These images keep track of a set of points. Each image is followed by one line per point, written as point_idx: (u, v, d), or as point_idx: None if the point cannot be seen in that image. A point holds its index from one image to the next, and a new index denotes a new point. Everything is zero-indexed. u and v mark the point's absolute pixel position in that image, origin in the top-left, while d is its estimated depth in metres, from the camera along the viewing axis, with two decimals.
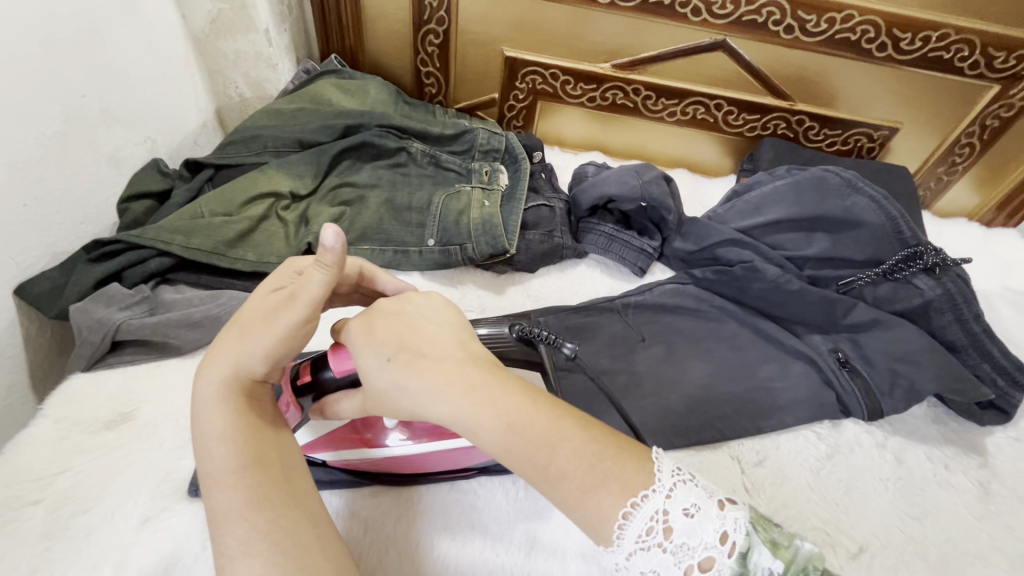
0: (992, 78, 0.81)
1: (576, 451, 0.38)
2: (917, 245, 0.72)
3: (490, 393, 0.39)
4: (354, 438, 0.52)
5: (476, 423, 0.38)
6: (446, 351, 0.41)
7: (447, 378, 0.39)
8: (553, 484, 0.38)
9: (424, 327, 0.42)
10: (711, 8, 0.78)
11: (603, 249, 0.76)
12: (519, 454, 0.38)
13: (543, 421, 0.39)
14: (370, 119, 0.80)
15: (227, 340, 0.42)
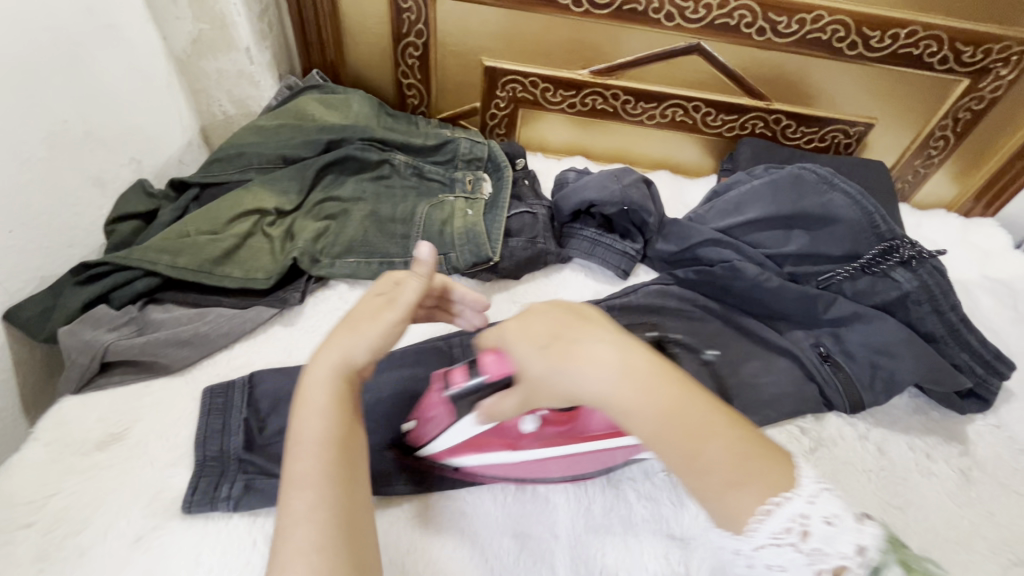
0: (961, 72, 0.83)
1: (725, 447, 0.41)
2: (893, 239, 0.73)
3: (649, 381, 0.42)
4: (497, 444, 0.53)
5: (635, 407, 0.42)
6: (601, 342, 0.44)
7: (614, 367, 0.43)
8: (697, 472, 0.40)
9: (582, 322, 0.47)
10: (683, 13, 0.80)
11: (587, 253, 0.78)
12: (672, 442, 0.41)
13: (692, 415, 0.42)
14: (352, 133, 0.81)
15: (339, 332, 0.47)
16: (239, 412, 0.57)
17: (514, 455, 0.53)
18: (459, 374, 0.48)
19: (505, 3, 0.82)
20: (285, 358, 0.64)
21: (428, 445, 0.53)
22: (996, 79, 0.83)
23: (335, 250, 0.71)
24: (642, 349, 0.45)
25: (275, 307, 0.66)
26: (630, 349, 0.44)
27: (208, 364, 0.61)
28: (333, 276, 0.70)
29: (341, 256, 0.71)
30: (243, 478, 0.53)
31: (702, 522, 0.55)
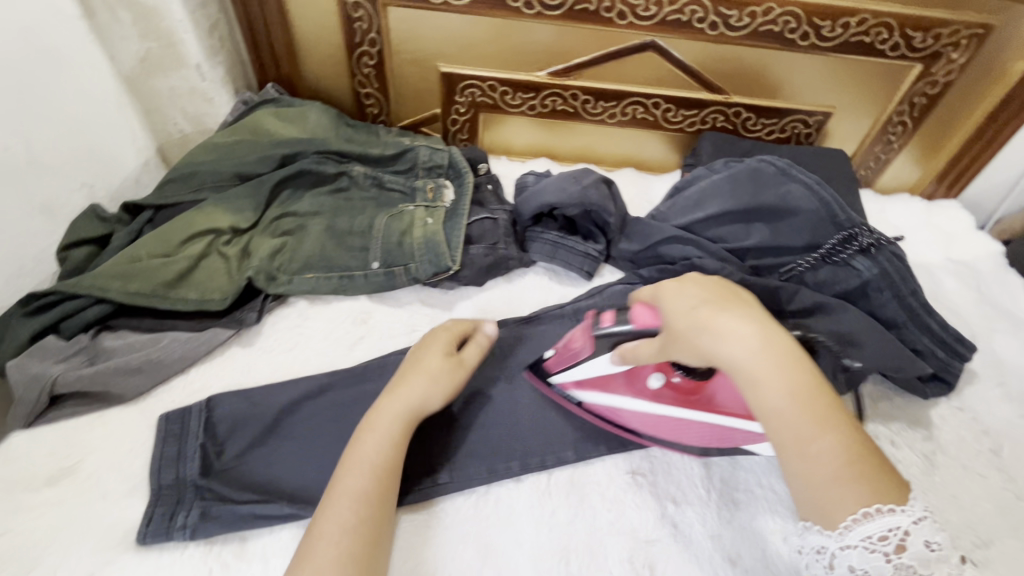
0: (913, 58, 0.83)
1: (837, 444, 0.44)
2: (853, 227, 0.72)
3: (785, 363, 0.45)
4: (622, 389, 0.58)
5: (766, 384, 0.45)
6: (748, 315, 0.47)
7: (756, 340, 0.46)
8: (807, 457, 0.44)
9: (730, 299, 0.49)
10: (635, 11, 0.80)
11: (549, 256, 0.77)
12: (793, 424, 0.45)
13: (820, 408, 0.45)
14: (307, 146, 0.80)
15: (415, 378, 0.55)
16: (195, 438, 0.56)
17: (636, 406, 0.57)
18: (610, 314, 0.56)
19: (456, 8, 0.81)
20: (243, 380, 0.63)
21: (560, 372, 0.60)
22: (948, 63, 0.84)
23: (293, 266, 0.70)
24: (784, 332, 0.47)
25: (232, 328, 0.66)
26: (776, 328, 0.47)
27: (162, 391, 0.60)
28: (291, 293, 0.70)
29: (299, 272, 0.70)
30: (200, 505, 0.52)
31: (667, 522, 0.55)
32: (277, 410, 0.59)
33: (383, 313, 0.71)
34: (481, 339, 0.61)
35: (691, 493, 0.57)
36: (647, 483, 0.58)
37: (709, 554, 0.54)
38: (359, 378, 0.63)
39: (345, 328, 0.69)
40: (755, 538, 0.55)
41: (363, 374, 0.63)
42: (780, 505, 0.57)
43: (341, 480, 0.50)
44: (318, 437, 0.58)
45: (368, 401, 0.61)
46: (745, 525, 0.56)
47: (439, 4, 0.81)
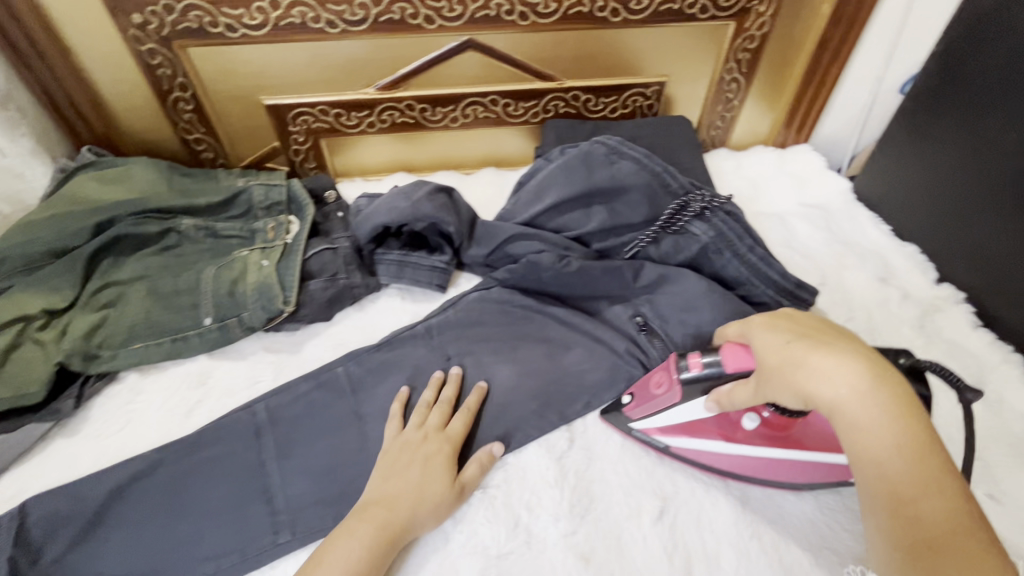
0: (725, 17, 0.85)
1: (938, 509, 0.38)
2: (685, 194, 0.74)
3: (888, 406, 0.41)
4: (714, 432, 0.57)
5: (864, 428, 0.41)
6: (851, 350, 0.44)
7: (856, 378, 0.42)
8: (902, 518, 0.38)
9: (836, 338, 0.45)
10: (441, 14, 0.78)
11: (396, 276, 0.75)
12: (890, 477, 0.40)
13: (929, 468, 0.39)
14: (122, 208, 0.75)
15: (409, 495, 0.53)
16: (1, 553, 0.51)
17: (732, 449, 0.56)
18: (695, 358, 0.53)
19: (257, 39, 0.78)
20: (65, 475, 0.58)
21: (642, 419, 0.59)
22: (758, 17, 0.86)
23: (117, 339, 0.66)
24: (898, 377, 0.42)
25: (48, 421, 0.61)
26: (885, 369, 0.42)
27: None
28: (117, 368, 0.66)
29: (125, 343, 0.66)
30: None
31: (520, 531, 0.54)
32: (97, 505, 0.55)
33: (224, 369, 0.68)
34: (484, 457, 0.58)
35: (545, 496, 0.57)
36: (499, 495, 0.57)
37: (563, 555, 0.53)
38: (193, 446, 0.60)
39: (183, 394, 0.65)
40: (608, 532, 0.54)
41: (197, 441, 0.60)
42: (634, 487, 0.57)
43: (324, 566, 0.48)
44: (150, 522, 0.55)
45: (205, 468, 0.58)
46: (600, 518, 0.55)
47: (238, 37, 0.77)
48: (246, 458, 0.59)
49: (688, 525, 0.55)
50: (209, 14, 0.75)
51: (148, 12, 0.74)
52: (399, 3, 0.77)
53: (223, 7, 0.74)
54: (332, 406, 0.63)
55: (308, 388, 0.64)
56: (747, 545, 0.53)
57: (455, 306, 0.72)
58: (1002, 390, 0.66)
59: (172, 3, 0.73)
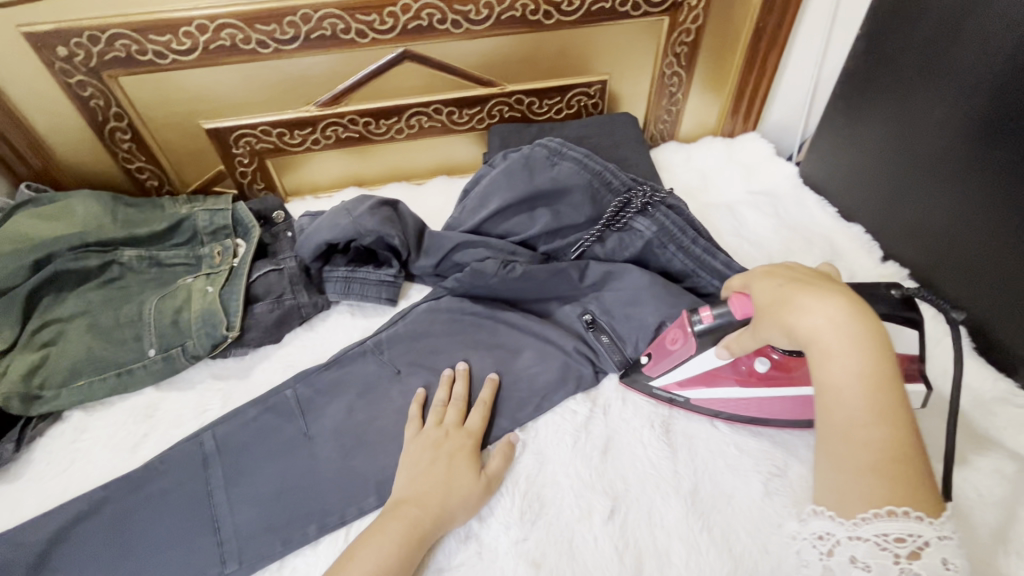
0: (658, 12, 0.86)
1: (883, 437, 0.42)
2: (627, 190, 0.74)
3: (862, 342, 0.43)
4: (730, 379, 0.60)
5: (836, 359, 0.43)
6: (841, 291, 0.46)
7: (838, 313, 0.44)
8: (851, 441, 0.43)
9: (830, 282, 0.48)
10: (373, 27, 0.78)
11: (344, 292, 0.74)
12: (850, 406, 0.43)
13: (887, 401, 0.43)
14: (60, 243, 0.73)
15: (443, 484, 0.54)
16: None
17: (750, 392, 0.59)
18: (706, 311, 0.55)
19: (189, 64, 0.77)
20: (8, 521, 0.57)
21: (662, 374, 0.62)
22: (691, 10, 0.86)
23: (59, 378, 0.65)
24: (878, 316, 0.45)
25: None
26: (868, 310, 0.44)
27: None
28: (60, 408, 0.65)
29: (68, 381, 0.66)
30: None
31: (471, 542, 0.54)
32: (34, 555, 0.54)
33: (171, 400, 0.67)
34: (506, 449, 0.59)
35: (495, 504, 0.56)
36: None
37: (514, 562, 0.53)
38: (140, 481, 0.59)
39: (130, 428, 0.64)
40: (558, 535, 0.54)
41: (143, 475, 0.59)
42: (585, 488, 0.57)
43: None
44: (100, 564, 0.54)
45: (152, 502, 0.57)
46: (551, 522, 0.55)
47: (169, 63, 0.77)
48: (194, 488, 0.58)
49: (639, 521, 0.55)
50: (136, 42, 0.74)
51: (73, 44, 0.73)
52: (330, 19, 0.76)
53: (150, 35, 0.73)
54: (282, 429, 0.63)
55: (256, 414, 0.64)
56: (695, 537, 0.54)
57: (401, 320, 0.71)
58: (946, 363, 0.67)
59: (97, 33, 0.72)
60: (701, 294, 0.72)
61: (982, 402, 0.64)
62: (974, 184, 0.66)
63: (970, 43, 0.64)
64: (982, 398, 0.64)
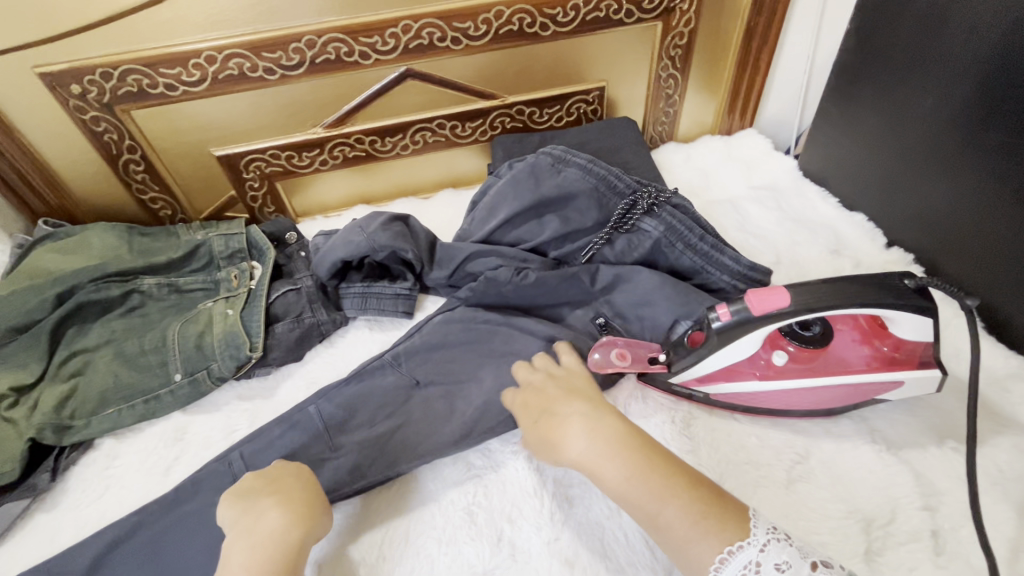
0: (650, 18, 0.88)
1: (678, 507, 0.46)
2: (632, 192, 0.75)
3: (610, 450, 0.50)
4: (750, 374, 0.61)
5: (602, 473, 0.49)
6: (577, 407, 0.54)
7: (578, 435, 0.51)
8: (662, 528, 0.46)
9: (571, 394, 0.56)
10: (376, 49, 0.80)
11: (361, 308, 0.76)
12: (637, 501, 0.48)
13: (656, 479, 0.48)
14: (83, 274, 0.75)
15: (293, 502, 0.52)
16: None
17: (770, 385, 0.60)
18: (724, 309, 0.56)
19: (199, 94, 0.79)
20: (47, 550, 0.58)
21: (681, 371, 0.62)
22: (683, 14, 0.89)
23: (89, 408, 0.67)
24: (615, 419, 0.52)
25: (26, 497, 0.61)
26: (602, 419, 0.52)
27: None
28: (92, 436, 0.66)
29: (98, 410, 0.67)
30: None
31: (504, 544, 0.55)
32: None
33: (198, 423, 0.68)
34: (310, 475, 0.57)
35: (525, 507, 0.57)
36: (482, 511, 0.58)
37: (547, 562, 0.54)
38: (172, 502, 0.60)
39: (159, 453, 0.65)
40: (589, 533, 0.55)
41: (175, 497, 0.60)
42: None
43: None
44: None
45: (185, 523, 0.58)
46: (580, 522, 0.56)
47: (179, 95, 0.79)
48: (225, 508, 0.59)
49: None
50: (148, 76, 0.76)
51: (86, 82, 0.75)
52: (333, 43, 0.78)
53: (160, 68, 0.76)
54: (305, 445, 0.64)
55: (281, 432, 0.64)
56: None
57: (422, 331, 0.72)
58: (957, 342, 0.68)
59: (109, 69, 0.75)
60: (712, 290, 0.74)
61: (996, 379, 0.65)
62: (966, 173, 0.69)
63: (953, 35, 0.66)
64: (996, 376, 0.65)
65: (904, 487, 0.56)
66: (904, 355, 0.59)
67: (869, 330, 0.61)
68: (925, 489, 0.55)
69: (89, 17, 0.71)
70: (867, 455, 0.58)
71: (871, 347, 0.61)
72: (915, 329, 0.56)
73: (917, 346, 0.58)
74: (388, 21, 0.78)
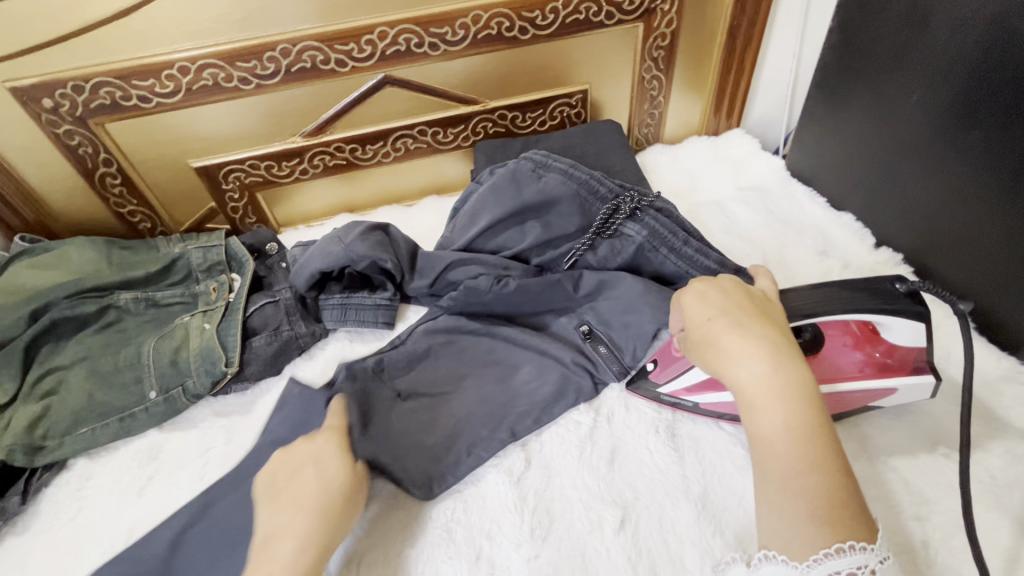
0: (631, 19, 0.86)
1: (822, 482, 0.39)
2: (615, 197, 0.74)
3: (788, 389, 0.42)
4: None
5: (764, 409, 0.42)
6: (765, 331, 0.45)
7: (761, 355, 0.43)
8: (790, 492, 0.40)
9: (759, 314, 0.47)
10: (352, 56, 0.79)
11: (341, 319, 0.75)
12: (782, 453, 0.41)
13: (817, 444, 0.41)
14: (57, 291, 0.74)
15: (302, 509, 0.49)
16: None
17: None
18: None
19: (174, 105, 0.78)
20: None
21: (667, 382, 0.61)
22: (665, 15, 0.87)
23: (62, 428, 0.65)
24: (800, 360, 0.44)
25: None
26: (789, 352, 0.44)
27: None
28: (64, 457, 0.65)
29: (70, 430, 0.66)
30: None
31: (482, 563, 0.54)
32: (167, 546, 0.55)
33: (174, 441, 0.67)
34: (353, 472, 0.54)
35: (505, 522, 0.56)
36: (460, 529, 0.56)
37: None
38: None
39: (133, 472, 0.64)
40: (569, 550, 0.54)
41: None
42: (594, 500, 0.57)
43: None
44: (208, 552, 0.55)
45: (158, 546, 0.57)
46: (561, 537, 0.55)
47: (154, 106, 0.78)
48: None
49: (650, 530, 0.54)
50: (120, 89, 0.75)
51: (58, 96, 0.74)
52: (309, 52, 0.77)
53: (132, 80, 0.75)
54: None
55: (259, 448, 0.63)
56: (708, 541, 0.53)
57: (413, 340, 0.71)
58: (946, 344, 0.66)
59: (81, 82, 0.74)
60: None
61: (988, 381, 0.63)
62: (957, 169, 0.67)
63: (937, 32, 0.65)
64: (988, 378, 0.63)
65: (893, 496, 0.54)
66: (897, 361, 0.57)
67: (862, 336, 0.58)
68: (916, 497, 0.54)
69: (56, 32, 0.70)
70: (854, 463, 0.57)
71: (864, 352, 0.58)
72: (908, 334, 0.55)
73: (909, 351, 0.57)
74: (364, 28, 0.77)
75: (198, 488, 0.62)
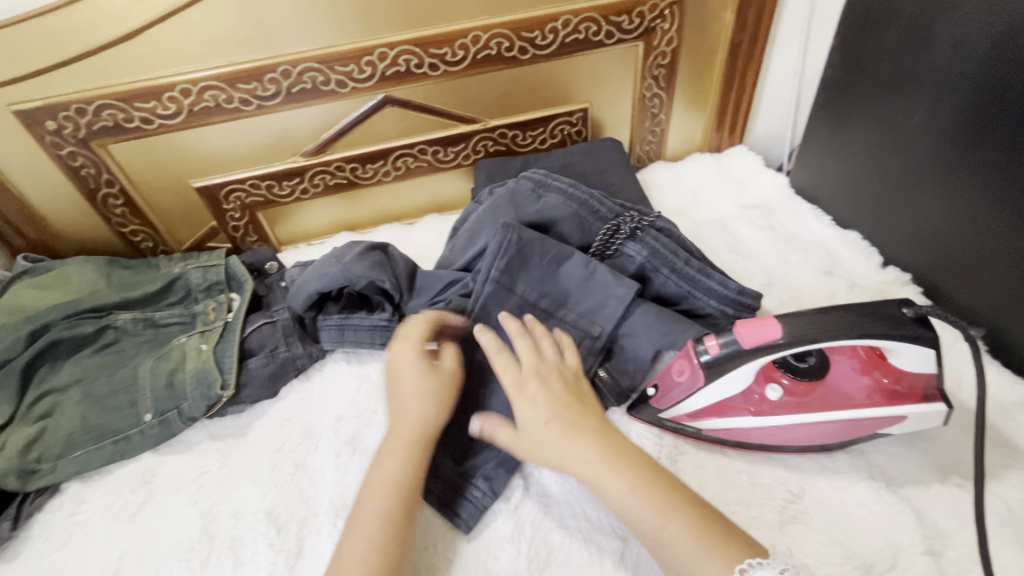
0: (631, 39, 0.86)
1: (683, 525, 0.46)
2: (615, 217, 0.73)
3: (626, 465, 0.50)
4: (744, 409, 0.58)
5: (607, 487, 0.49)
6: (590, 422, 0.53)
7: (591, 452, 0.51)
8: (665, 539, 0.46)
9: (581, 406, 0.54)
10: (351, 77, 0.80)
11: (339, 339, 0.74)
12: (639, 513, 0.47)
13: (668, 495, 0.48)
14: (55, 312, 0.73)
15: (420, 405, 0.58)
16: None
17: (766, 421, 0.56)
18: (712, 340, 0.54)
19: (175, 127, 0.79)
20: None
21: (672, 407, 0.59)
22: (665, 34, 0.87)
23: (55, 451, 0.65)
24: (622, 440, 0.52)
25: None
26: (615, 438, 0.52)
27: None
28: (58, 481, 0.64)
29: (65, 453, 0.65)
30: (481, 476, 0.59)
31: None
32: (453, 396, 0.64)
33: (168, 465, 0.66)
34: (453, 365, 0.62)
35: (501, 553, 0.54)
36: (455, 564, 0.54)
37: None
38: None
39: (127, 497, 0.63)
40: None
41: None
42: (592, 530, 0.55)
43: (349, 545, 0.50)
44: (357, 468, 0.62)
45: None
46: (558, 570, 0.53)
47: (155, 128, 0.78)
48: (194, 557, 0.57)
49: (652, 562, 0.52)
50: (122, 111, 0.76)
51: (61, 118, 0.75)
52: (310, 73, 0.78)
53: (135, 102, 0.75)
54: (284, 487, 0.62)
55: None
56: None
57: (509, 297, 0.66)
58: (958, 369, 0.64)
59: (84, 105, 0.74)
60: (699, 316, 0.70)
61: (1002, 407, 0.61)
62: (964, 188, 0.65)
63: (939, 50, 0.64)
64: (1002, 405, 0.61)
65: (907, 530, 0.52)
66: (907, 388, 0.56)
67: (868, 360, 0.57)
68: (929, 531, 0.52)
69: (58, 58, 0.70)
70: (864, 493, 0.55)
71: (871, 377, 0.57)
72: (916, 360, 0.53)
73: (919, 377, 0.55)
74: (364, 50, 0.77)
75: (191, 513, 0.61)
